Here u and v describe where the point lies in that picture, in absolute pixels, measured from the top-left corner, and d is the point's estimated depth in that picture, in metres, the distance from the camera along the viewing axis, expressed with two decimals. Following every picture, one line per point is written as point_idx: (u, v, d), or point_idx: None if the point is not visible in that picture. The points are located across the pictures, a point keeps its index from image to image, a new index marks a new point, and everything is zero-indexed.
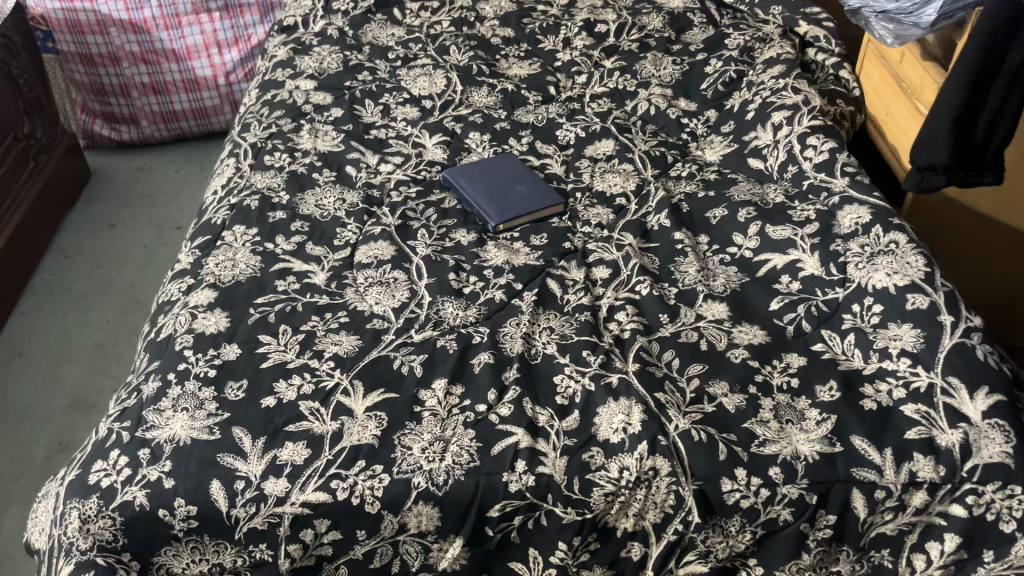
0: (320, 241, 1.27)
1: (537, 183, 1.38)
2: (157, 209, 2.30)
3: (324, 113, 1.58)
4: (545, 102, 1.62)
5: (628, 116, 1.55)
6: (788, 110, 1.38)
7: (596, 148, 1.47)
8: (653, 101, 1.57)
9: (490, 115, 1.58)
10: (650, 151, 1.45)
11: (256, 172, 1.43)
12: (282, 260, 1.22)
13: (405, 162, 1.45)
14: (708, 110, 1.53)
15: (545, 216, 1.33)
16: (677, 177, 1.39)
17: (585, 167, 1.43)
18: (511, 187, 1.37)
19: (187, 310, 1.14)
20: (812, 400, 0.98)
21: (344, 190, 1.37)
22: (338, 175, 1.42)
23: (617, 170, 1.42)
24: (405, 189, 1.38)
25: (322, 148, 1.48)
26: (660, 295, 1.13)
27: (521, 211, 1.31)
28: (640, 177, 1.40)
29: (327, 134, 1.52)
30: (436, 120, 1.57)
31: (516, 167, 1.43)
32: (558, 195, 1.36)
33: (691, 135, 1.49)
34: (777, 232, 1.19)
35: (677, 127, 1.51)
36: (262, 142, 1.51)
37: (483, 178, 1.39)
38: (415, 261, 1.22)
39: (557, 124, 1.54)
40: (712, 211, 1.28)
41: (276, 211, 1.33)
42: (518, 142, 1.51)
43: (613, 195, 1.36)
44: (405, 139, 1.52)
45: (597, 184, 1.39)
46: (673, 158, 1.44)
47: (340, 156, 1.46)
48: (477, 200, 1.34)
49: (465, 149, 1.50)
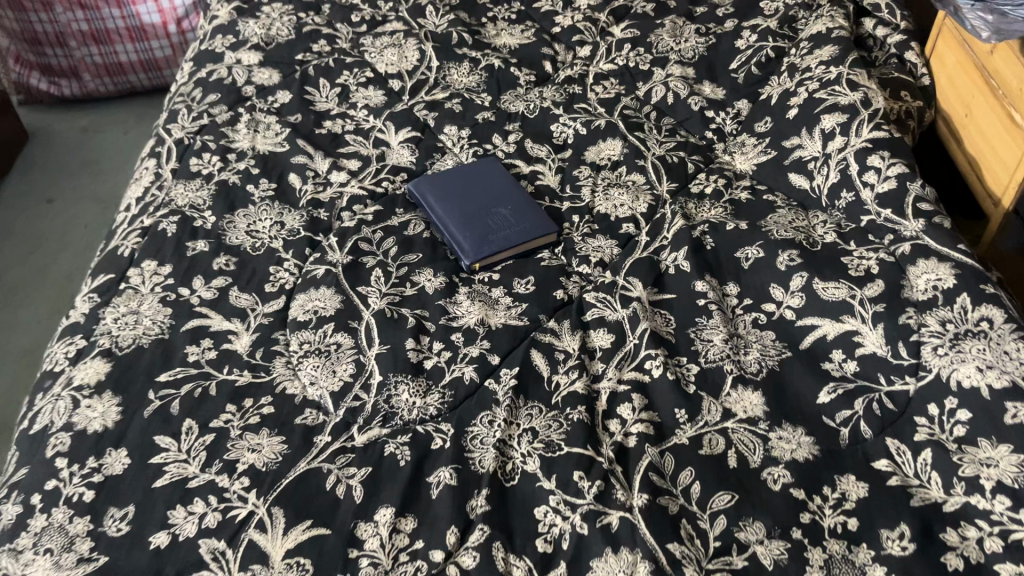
0: (247, 285, 1.01)
1: (524, 202, 1.11)
2: (106, 177, 2.03)
3: (269, 99, 1.30)
4: (538, 84, 1.33)
5: (638, 107, 1.27)
6: (842, 113, 1.08)
7: (599, 151, 1.20)
8: (671, 87, 1.28)
9: (470, 101, 1.30)
10: (666, 157, 1.18)
11: (179, 182, 1.16)
12: (198, 316, 0.97)
13: (363, 169, 1.18)
14: (738, 101, 1.24)
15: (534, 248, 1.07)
16: (698, 196, 1.12)
17: (584, 179, 1.16)
18: (492, 209, 1.10)
19: (69, 392, 0.89)
20: (877, 553, 0.73)
21: (283, 209, 1.11)
22: (279, 186, 1.15)
23: (624, 184, 1.14)
24: (360, 208, 1.11)
25: (263, 148, 1.21)
26: (676, 379, 0.88)
27: (502, 244, 1.04)
28: (653, 195, 1.12)
29: (270, 128, 1.24)
30: (405, 107, 1.29)
31: (498, 178, 1.16)
32: (549, 219, 1.09)
33: (715, 136, 1.21)
34: (829, 290, 0.93)
35: (699, 124, 1.23)
36: (189, 138, 1.23)
37: (457, 194, 1.13)
38: (365, 319, 0.96)
39: (552, 116, 1.26)
40: (743, 250, 1.01)
41: (197, 240, 1.07)
42: (504, 140, 1.23)
43: (618, 220, 1.10)
44: (365, 134, 1.24)
45: (599, 205, 1.12)
46: (693, 169, 1.16)
47: (283, 160, 1.19)
48: (449, 227, 1.07)
49: (439, 149, 1.22)
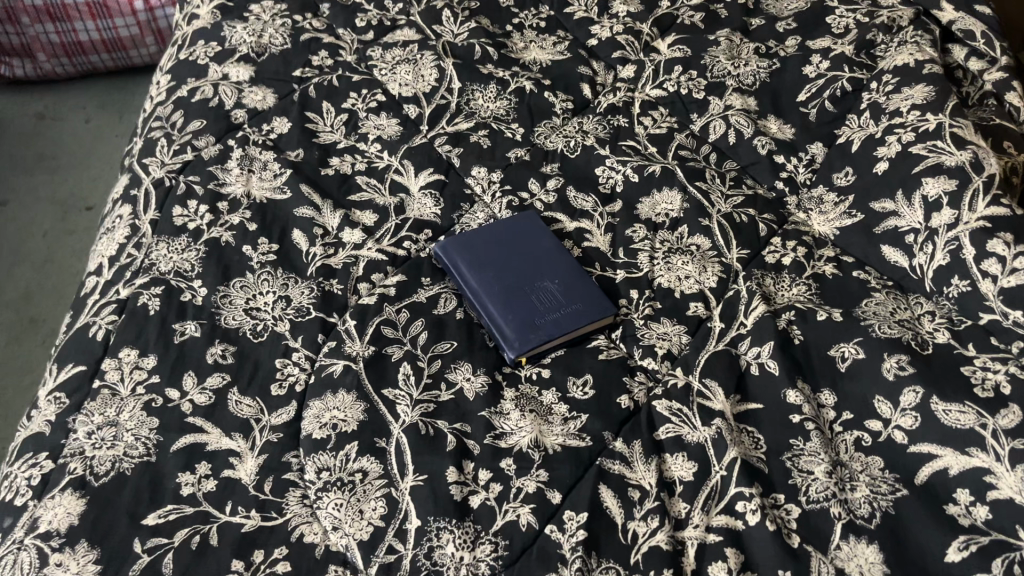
0: (249, 386, 0.84)
1: (572, 272, 0.95)
2: (62, 179, 1.81)
3: (264, 127, 1.11)
4: (577, 113, 1.15)
5: (695, 146, 1.10)
6: (949, 179, 0.93)
7: (654, 204, 1.03)
8: (732, 122, 1.11)
9: (499, 135, 1.12)
10: (733, 215, 1.01)
11: (161, 239, 0.98)
12: (190, 430, 0.80)
13: (380, 224, 1.00)
14: (811, 144, 1.08)
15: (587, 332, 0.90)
16: (776, 268, 0.96)
17: (640, 239, 0.99)
18: (536, 280, 0.94)
19: (34, 540, 0.72)
20: None
21: (288, 280, 0.93)
22: (281, 247, 0.97)
23: (687, 250, 0.98)
24: (380, 277, 0.94)
25: (259, 194, 1.02)
26: (777, 529, 0.73)
27: (552, 331, 0.88)
28: (722, 265, 0.96)
29: (267, 167, 1.06)
30: (424, 141, 1.11)
31: (539, 237, 0.98)
32: (603, 295, 0.93)
33: (787, 188, 1.05)
34: (952, 412, 0.78)
35: (768, 171, 1.06)
36: (171, 179, 1.04)
37: (494, 259, 0.95)
38: (395, 436, 0.80)
39: (596, 156, 1.09)
40: (838, 348, 0.86)
41: (186, 322, 0.89)
42: (542, 186, 1.05)
43: (684, 296, 0.94)
44: (379, 176, 1.06)
45: (661, 277, 0.96)
46: (766, 231, 1.00)
47: (285, 210, 1.01)
48: (487, 305, 0.90)
49: (467, 197, 1.05)
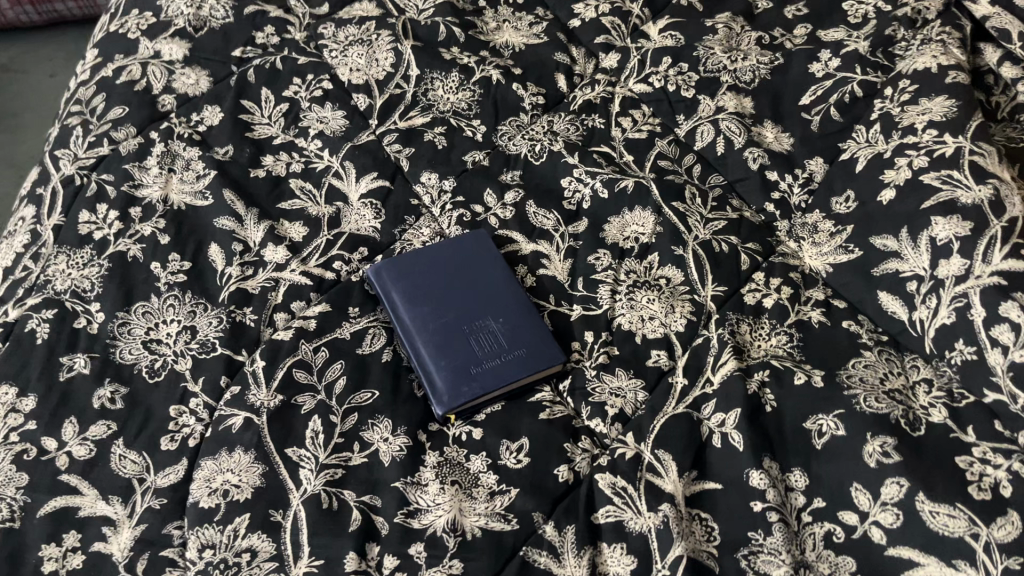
0: (137, 438, 0.74)
1: (522, 308, 0.83)
2: (9, 147, 1.69)
3: (193, 117, 0.99)
4: (548, 110, 1.02)
5: (677, 155, 0.97)
6: (963, 220, 0.79)
7: (622, 225, 0.90)
8: (722, 127, 0.97)
9: (457, 133, 0.99)
10: (712, 243, 0.88)
11: (62, 249, 0.87)
12: (63, 490, 0.70)
13: (309, 240, 0.89)
14: (810, 159, 0.94)
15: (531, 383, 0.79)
16: (755, 311, 0.83)
17: (602, 268, 0.87)
18: (478, 316, 0.82)
19: None
20: None
21: (197, 307, 0.82)
22: (194, 265, 0.86)
23: (655, 283, 0.86)
24: (301, 306, 0.83)
25: (178, 200, 0.91)
26: None
27: (488, 384, 0.76)
28: (694, 305, 0.84)
29: (190, 167, 0.94)
30: (371, 138, 0.98)
31: (490, 262, 0.86)
32: (553, 338, 0.81)
33: (778, 212, 0.91)
34: (940, 515, 0.66)
35: (757, 191, 0.93)
36: (83, 177, 0.93)
37: (434, 288, 0.83)
38: (293, 509, 0.70)
39: (563, 164, 0.96)
40: (815, 420, 0.74)
41: (76, 355, 0.79)
42: (498, 198, 0.93)
43: (646, 342, 0.82)
44: (316, 180, 0.94)
45: (622, 315, 0.83)
46: (748, 264, 0.87)
47: (204, 220, 0.89)
48: (419, 347, 0.79)
49: (412, 209, 0.92)
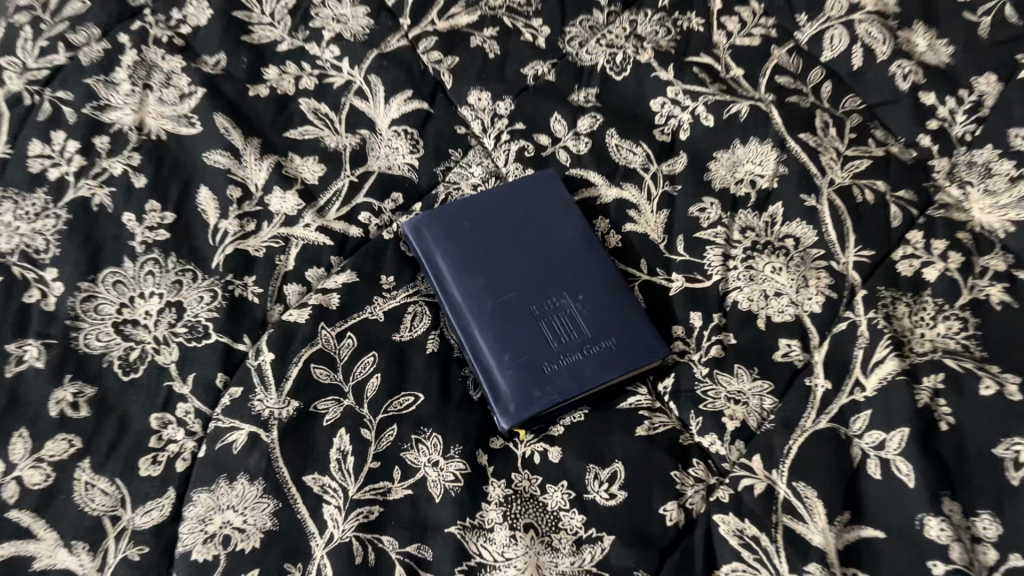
0: (108, 459, 0.56)
1: (607, 278, 0.63)
2: None
3: (174, 15, 0.77)
4: (628, 7, 0.79)
5: (800, 68, 0.74)
6: None
7: (733, 162, 0.70)
8: (860, 32, 0.75)
9: (513, 37, 0.77)
10: (852, 190, 0.67)
11: (6, 192, 0.65)
12: (12, 536, 0.52)
13: (326, 183, 0.68)
14: (980, 76, 0.71)
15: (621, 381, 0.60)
16: (914, 286, 0.63)
17: (709, 224, 0.67)
18: (550, 289, 0.62)
19: None
20: None
21: (183, 277, 0.63)
22: (178, 218, 0.66)
23: (779, 246, 0.66)
24: (319, 275, 0.64)
25: (156, 127, 0.70)
26: None
27: (568, 388, 0.57)
28: (831, 276, 0.64)
29: (171, 82, 0.72)
30: (403, 44, 0.76)
31: (563, 215, 0.66)
32: (648, 320, 0.62)
33: (936, 147, 0.70)
34: None
35: (909, 117, 0.71)
36: (33, 94, 0.70)
37: (491, 250, 0.63)
38: (316, 566, 0.52)
39: (653, 80, 0.74)
40: (1014, 445, 0.55)
41: (27, 341, 0.59)
42: (569, 126, 0.72)
43: (771, 326, 0.62)
44: (334, 101, 0.73)
45: (738, 290, 0.64)
46: (900, 220, 0.66)
47: (191, 156, 0.69)
48: (474, 335, 0.59)
49: (458, 139, 0.71)
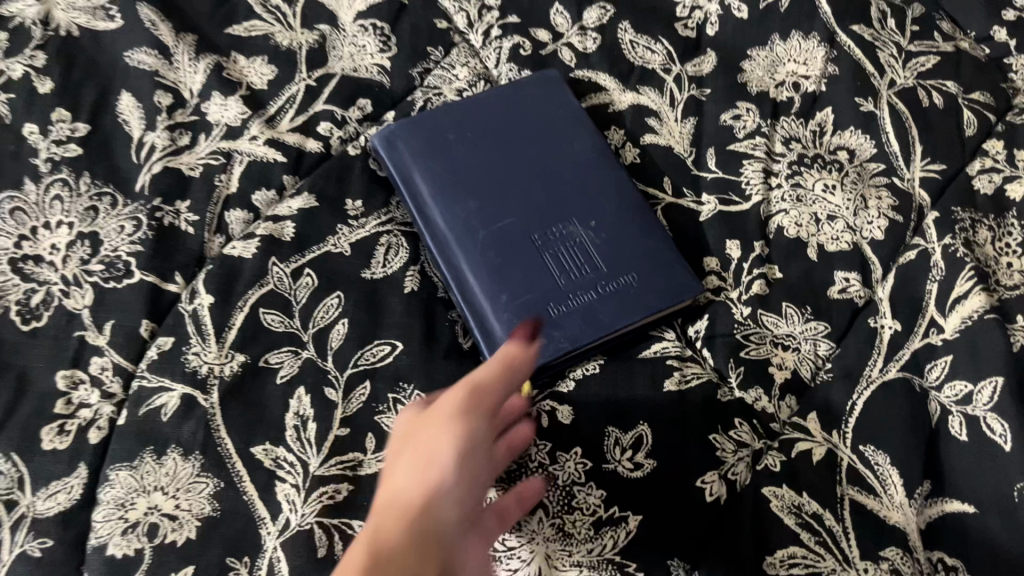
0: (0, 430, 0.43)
1: (625, 201, 0.51)
2: None
3: None
4: None
5: None
6: None
7: (772, 61, 0.58)
8: None
9: None
10: (917, 92, 0.56)
11: None
12: None
13: (278, 88, 0.56)
14: None
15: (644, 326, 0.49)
16: (996, 206, 0.52)
17: (746, 135, 0.55)
18: (556, 213, 0.50)
19: None
20: None
21: (99, 202, 0.51)
22: (93, 130, 0.53)
23: (830, 159, 0.54)
24: (271, 199, 0.52)
25: (66, 20, 0.57)
26: None
27: (579, 335, 0.46)
28: (895, 196, 0.53)
29: None
30: None
31: (570, 125, 0.54)
32: (677, 252, 0.50)
33: (1013, 43, 0.58)
34: None
35: (978, 7, 0.60)
36: None
37: (483, 168, 0.51)
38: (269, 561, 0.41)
39: None
40: None
41: None
42: (573, 19, 0.60)
43: (824, 256, 0.51)
44: None
45: (783, 214, 0.53)
46: (975, 127, 0.55)
47: (109, 54, 0.56)
48: (462, 271, 0.48)
49: (439, 35, 0.59)
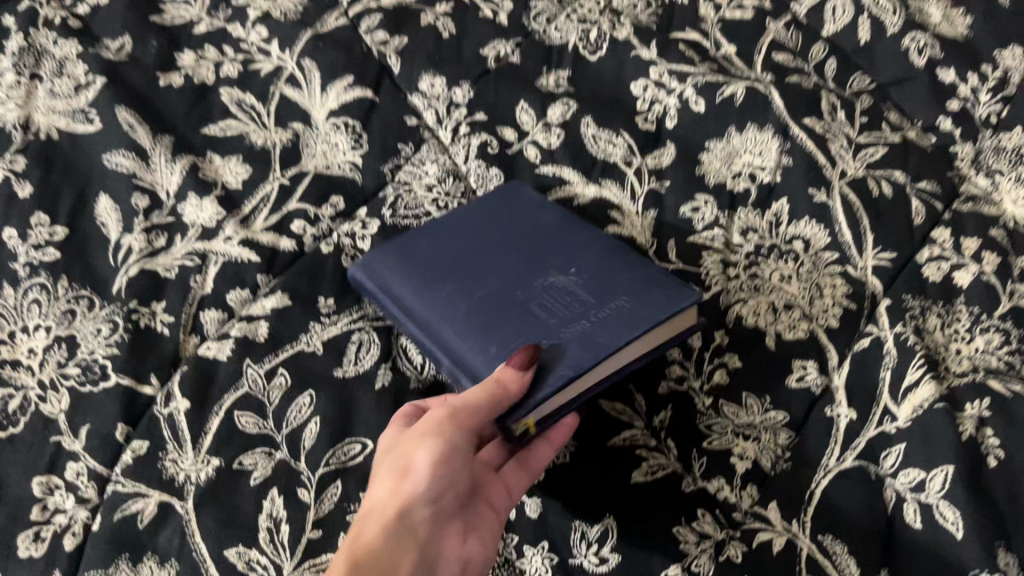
0: None
1: (603, 248, 0.51)
2: None
3: None
4: None
5: (799, 46, 0.65)
6: None
7: (728, 153, 0.60)
8: (865, 2, 0.66)
9: (471, 16, 0.67)
10: (867, 183, 0.58)
11: None
12: None
13: (251, 188, 0.58)
14: (1003, 49, 0.63)
15: (648, 344, 0.47)
16: (945, 293, 0.54)
17: (705, 226, 0.57)
18: (535, 271, 0.50)
19: None
20: None
21: (76, 305, 0.52)
22: (71, 233, 0.55)
23: (786, 250, 0.56)
24: (245, 299, 0.53)
25: (46, 124, 0.59)
26: None
27: (580, 359, 0.44)
28: (848, 285, 0.55)
29: (65, 71, 0.61)
30: (341, 24, 0.66)
31: (532, 204, 0.55)
32: (661, 274, 0.49)
33: (958, 131, 0.61)
34: None
35: (925, 96, 0.62)
36: None
37: (453, 249, 0.52)
38: None
39: (633, 62, 0.64)
40: None
41: None
42: (538, 115, 0.62)
43: (781, 345, 0.53)
44: (261, 89, 0.62)
45: (741, 303, 0.54)
46: (923, 216, 0.57)
47: (86, 157, 0.58)
48: (447, 339, 0.46)
49: (409, 132, 0.61)
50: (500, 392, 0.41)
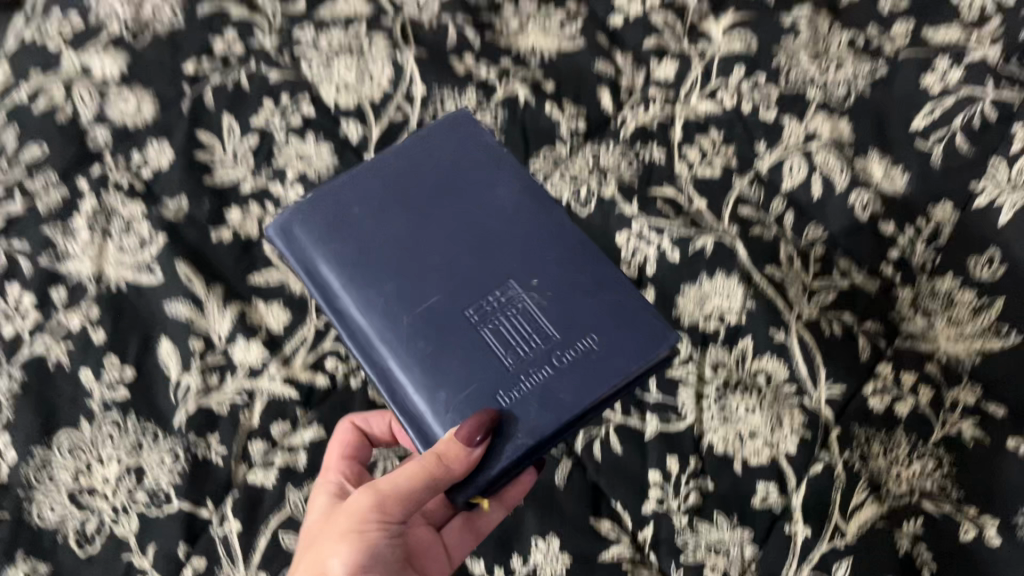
0: None
1: (558, 255, 0.58)
2: None
3: (134, 157, 0.76)
4: (590, 138, 0.80)
5: (762, 200, 0.75)
6: None
7: (701, 297, 0.70)
8: (817, 162, 0.76)
9: None
10: (821, 324, 0.68)
11: None
12: None
13: (291, 331, 0.67)
14: (934, 206, 0.73)
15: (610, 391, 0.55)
16: (887, 423, 0.63)
17: (682, 362, 0.67)
18: (489, 284, 0.56)
19: None
20: None
21: (143, 438, 0.61)
22: (138, 374, 0.64)
23: (751, 383, 0.65)
24: (286, 432, 0.62)
25: (116, 277, 0.69)
26: None
27: (544, 427, 0.51)
28: (804, 415, 0.63)
29: (131, 229, 0.71)
30: None
31: (490, 170, 0.61)
32: (633, 305, 0.56)
33: (899, 276, 0.70)
34: None
35: (870, 245, 0.72)
36: None
37: (401, 238, 0.57)
38: None
39: (618, 216, 0.75)
40: None
41: None
42: None
43: (747, 470, 0.62)
44: None
45: (712, 432, 0.63)
46: (869, 352, 0.66)
47: (150, 305, 0.67)
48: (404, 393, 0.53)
49: None
50: (438, 475, 0.49)
